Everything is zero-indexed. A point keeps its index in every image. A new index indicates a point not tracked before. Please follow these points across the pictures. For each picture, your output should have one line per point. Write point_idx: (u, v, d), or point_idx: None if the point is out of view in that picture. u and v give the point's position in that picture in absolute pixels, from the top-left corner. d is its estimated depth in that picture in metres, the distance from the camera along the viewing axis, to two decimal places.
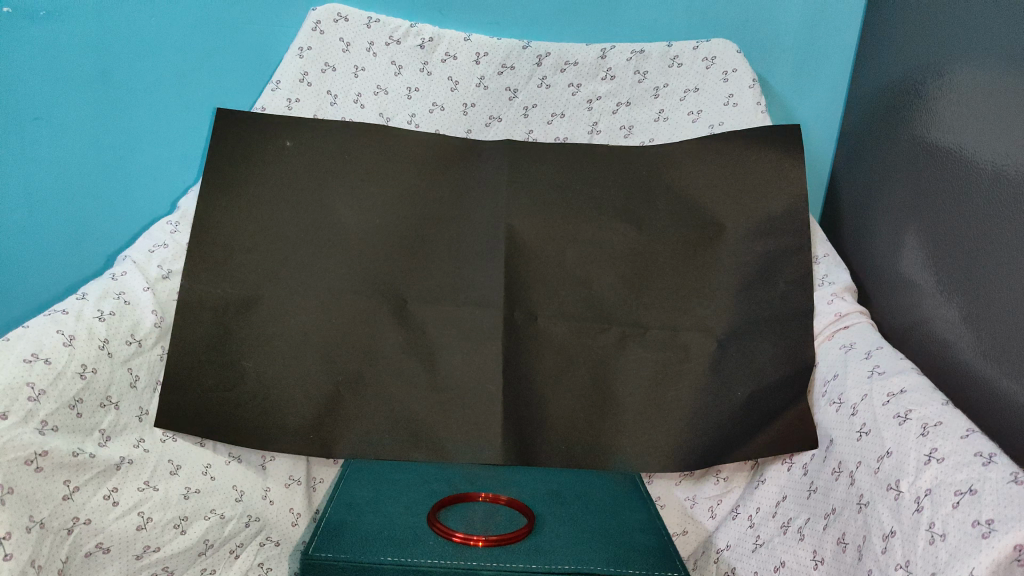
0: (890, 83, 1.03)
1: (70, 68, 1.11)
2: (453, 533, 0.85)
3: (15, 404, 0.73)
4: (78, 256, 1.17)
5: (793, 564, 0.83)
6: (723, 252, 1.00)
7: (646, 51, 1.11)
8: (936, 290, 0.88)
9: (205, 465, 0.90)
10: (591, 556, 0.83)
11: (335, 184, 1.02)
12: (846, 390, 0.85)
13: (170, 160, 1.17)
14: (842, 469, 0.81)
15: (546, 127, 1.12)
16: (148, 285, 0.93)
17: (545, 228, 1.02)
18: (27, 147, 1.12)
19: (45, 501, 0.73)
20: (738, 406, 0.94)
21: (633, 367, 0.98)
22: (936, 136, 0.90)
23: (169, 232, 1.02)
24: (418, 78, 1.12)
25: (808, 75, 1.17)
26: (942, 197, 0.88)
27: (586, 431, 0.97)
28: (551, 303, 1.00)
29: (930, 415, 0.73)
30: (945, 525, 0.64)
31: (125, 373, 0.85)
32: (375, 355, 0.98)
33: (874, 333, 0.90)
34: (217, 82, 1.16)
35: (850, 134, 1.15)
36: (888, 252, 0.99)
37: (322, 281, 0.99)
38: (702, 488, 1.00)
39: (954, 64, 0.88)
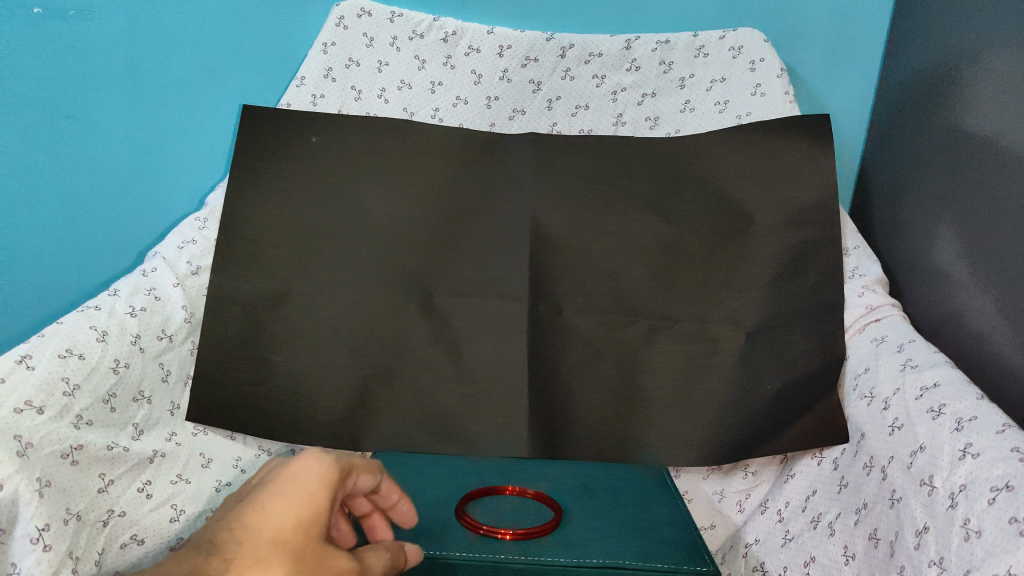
0: (924, 67, 1.01)
1: (102, 66, 1.12)
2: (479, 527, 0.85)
3: (52, 399, 0.75)
4: (111, 252, 1.18)
5: (823, 559, 0.82)
6: (752, 243, 0.98)
7: (671, 41, 1.10)
8: (971, 281, 0.86)
9: (235, 459, 0.94)
10: (619, 549, 0.83)
11: (362, 178, 1.02)
12: (878, 384, 0.84)
13: (200, 155, 1.18)
14: (874, 464, 0.80)
15: (570, 120, 1.12)
16: (178, 281, 0.95)
17: (570, 221, 1.01)
18: (59, 145, 1.13)
19: (82, 494, 0.75)
20: (767, 400, 0.93)
21: (661, 360, 0.97)
22: (972, 123, 0.87)
23: (198, 229, 1.03)
24: (441, 72, 1.12)
25: (839, 62, 1.15)
26: (978, 186, 0.86)
27: (614, 424, 0.97)
28: (578, 296, 0.99)
29: (964, 409, 0.72)
30: (980, 522, 0.63)
31: (157, 368, 0.89)
32: (403, 349, 0.98)
33: (906, 325, 0.89)
34: (246, 78, 1.17)
35: (882, 121, 1.13)
36: (921, 242, 0.97)
37: (351, 275, 0.99)
38: (731, 482, 0.99)
39: (990, 48, 0.85)
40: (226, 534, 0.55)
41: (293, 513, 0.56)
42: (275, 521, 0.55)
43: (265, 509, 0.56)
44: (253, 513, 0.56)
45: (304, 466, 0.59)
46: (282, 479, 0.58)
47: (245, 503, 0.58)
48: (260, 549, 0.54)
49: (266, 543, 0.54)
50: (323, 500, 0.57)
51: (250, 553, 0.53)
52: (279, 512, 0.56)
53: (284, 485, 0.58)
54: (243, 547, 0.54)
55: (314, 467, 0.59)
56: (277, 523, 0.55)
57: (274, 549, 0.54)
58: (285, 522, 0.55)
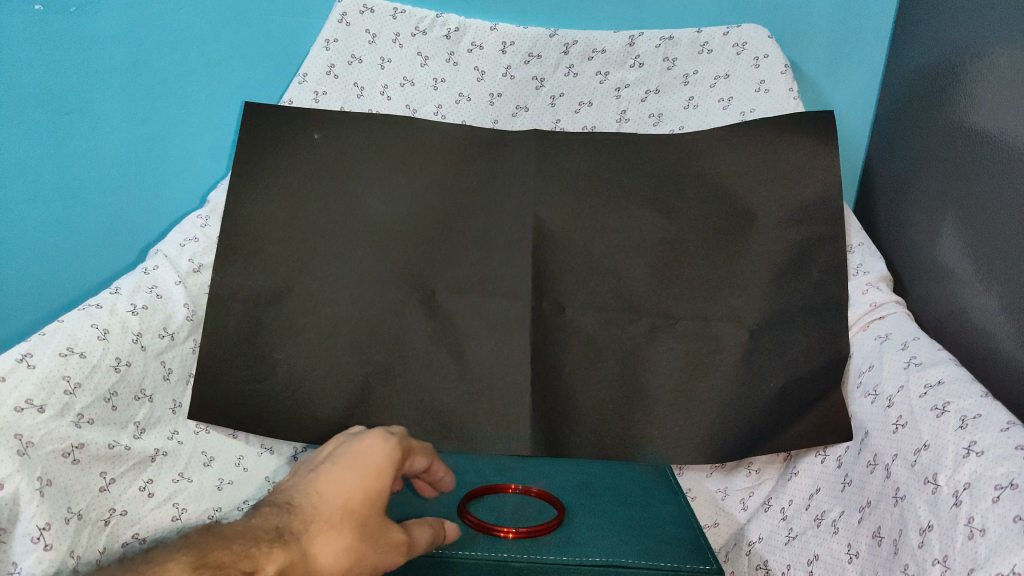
0: (927, 65, 1.01)
1: (104, 63, 1.12)
2: (475, 521, 0.85)
3: (52, 397, 0.76)
4: (112, 250, 1.18)
5: (826, 557, 0.82)
6: (755, 241, 0.98)
7: (675, 37, 1.10)
8: (975, 278, 0.86)
9: (238, 457, 0.94)
10: (622, 548, 0.83)
11: (364, 175, 1.01)
12: (881, 382, 0.84)
13: (200, 152, 1.18)
14: (877, 462, 0.80)
15: (574, 116, 1.11)
16: (179, 279, 0.95)
17: (572, 218, 1.01)
18: (59, 142, 1.13)
19: (83, 492, 0.76)
20: (770, 398, 0.93)
21: (663, 357, 0.97)
22: (976, 120, 0.87)
23: (200, 226, 1.03)
24: (444, 69, 1.12)
25: (843, 59, 1.14)
26: (982, 183, 0.85)
27: (617, 422, 0.96)
28: (580, 293, 0.99)
29: (969, 407, 0.72)
30: (984, 520, 0.63)
31: (158, 366, 0.89)
32: (404, 347, 0.98)
33: (910, 323, 0.89)
34: (246, 74, 1.16)
35: (886, 118, 1.13)
36: (925, 240, 0.97)
37: (352, 272, 0.98)
38: (734, 480, 0.99)
39: (993, 45, 0.85)
40: (302, 498, 0.60)
41: (363, 485, 0.62)
42: (346, 490, 0.61)
43: (337, 477, 0.62)
44: (329, 479, 0.62)
45: (371, 443, 0.66)
46: (351, 453, 0.65)
47: (317, 471, 0.63)
48: (333, 516, 0.59)
49: (337, 510, 0.59)
50: (387, 476, 0.64)
51: (325, 518, 0.58)
52: (352, 483, 0.62)
53: (353, 459, 0.64)
54: (317, 511, 0.59)
55: (381, 446, 0.65)
56: (348, 492, 0.61)
57: (346, 517, 0.59)
58: (353, 492, 0.61)
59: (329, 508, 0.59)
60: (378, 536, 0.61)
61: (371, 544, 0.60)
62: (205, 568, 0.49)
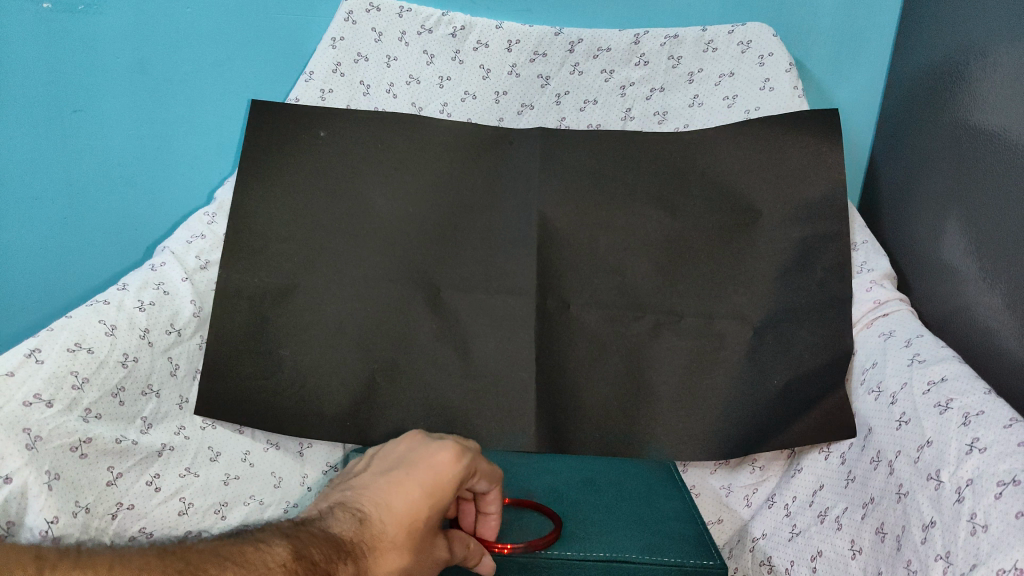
0: (932, 63, 1.01)
1: (111, 61, 1.12)
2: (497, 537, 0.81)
3: (60, 392, 0.78)
4: (119, 246, 1.19)
5: (829, 553, 0.82)
6: (760, 238, 0.98)
7: (680, 35, 1.10)
8: (979, 277, 0.86)
9: (244, 452, 0.94)
10: (625, 543, 0.84)
11: (369, 173, 1.01)
12: (884, 378, 0.85)
13: (206, 150, 1.18)
14: (881, 458, 0.80)
15: (578, 114, 1.12)
16: (186, 275, 0.96)
17: (578, 216, 1.01)
18: (67, 139, 1.14)
19: (90, 487, 0.78)
20: (773, 395, 0.93)
21: (667, 355, 0.97)
22: (980, 118, 0.87)
23: (207, 223, 1.04)
24: (450, 67, 1.12)
25: (848, 57, 1.14)
26: (986, 182, 0.86)
27: (621, 419, 0.97)
28: (585, 290, 1.00)
29: (972, 404, 0.72)
30: (987, 516, 0.64)
31: (165, 362, 0.90)
32: (409, 344, 0.98)
33: (914, 322, 0.90)
34: (254, 72, 1.16)
35: (891, 115, 1.13)
36: (930, 237, 0.97)
37: (357, 270, 0.99)
38: (738, 476, 0.99)
39: (998, 43, 0.85)
40: (372, 510, 0.61)
41: (427, 504, 0.62)
42: (412, 508, 0.62)
43: (407, 490, 0.63)
44: (398, 490, 0.62)
45: (443, 457, 0.65)
46: (420, 466, 0.65)
47: (387, 477, 0.64)
48: (396, 535, 0.60)
49: (402, 529, 0.60)
50: (449, 498, 0.64)
51: (389, 535, 0.60)
52: (419, 500, 0.62)
53: (423, 474, 0.64)
54: (384, 528, 0.60)
55: (450, 464, 0.65)
56: (412, 512, 0.61)
57: (406, 536, 0.60)
58: (418, 511, 0.62)
59: (394, 522, 0.60)
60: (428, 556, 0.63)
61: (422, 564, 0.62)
62: (302, 560, 0.54)
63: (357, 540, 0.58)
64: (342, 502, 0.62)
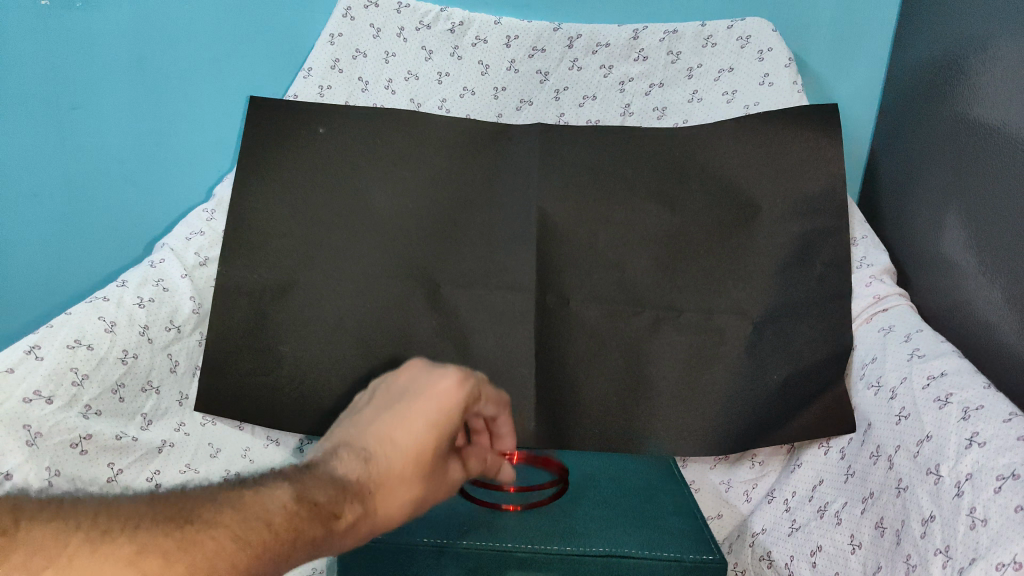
0: (932, 57, 1.00)
1: (109, 57, 1.12)
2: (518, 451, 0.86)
3: (60, 388, 0.78)
4: (119, 243, 1.20)
5: (829, 548, 0.82)
6: (759, 233, 0.97)
7: (679, 30, 1.09)
8: (979, 271, 0.86)
9: (244, 449, 0.97)
10: (625, 538, 0.85)
11: (368, 169, 1.01)
12: (884, 373, 0.85)
13: (205, 146, 1.17)
14: (881, 453, 0.81)
15: (577, 110, 1.12)
16: (185, 272, 0.97)
17: (578, 211, 1.00)
18: (64, 134, 1.14)
19: (90, 484, 0.80)
20: (772, 390, 0.93)
21: (667, 350, 0.97)
22: (980, 112, 0.87)
23: (206, 219, 1.04)
24: (448, 63, 1.12)
25: (847, 51, 1.14)
26: (986, 176, 0.85)
27: (620, 414, 0.97)
28: (584, 286, 0.99)
29: (971, 398, 0.72)
30: (986, 510, 0.64)
31: (164, 359, 0.91)
32: (409, 340, 0.98)
33: (914, 316, 0.89)
34: (251, 68, 1.15)
35: (891, 109, 1.12)
36: (930, 231, 0.96)
37: (356, 266, 0.99)
38: (738, 471, 0.99)
39: (998, 36, 0.84)
40: (376, 445, 0.58)
41: (433, 437, 0.60)
42: (418, 442, 0.59)
43: (410, 424, 0.60)
44: (404, 423, 0.60)
45: (445, 386, 0.63)
46: (423, 394, 0.63)
47: (390, 413, 0.62)
48: (403, 471, 0.58)
49: (408, 463, 0.59)
50: (455, 423, 0.62)
51: (397, 471, 0.58)
52: (424, 432, 0.60)
53: (427, 405, 0.62)
54: (390, 463, 0.58)
55: (454, 393, 0.63)
56: (418, 446, 0.59)
57: (413, 471, 0.59)
58: (423, 445, 0.60)
59: (402, 454, 0.58)
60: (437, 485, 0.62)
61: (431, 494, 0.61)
62: (305, 502, 0.52)
63: (365, 480, 0.56)
64: (345, 441, 0.60)
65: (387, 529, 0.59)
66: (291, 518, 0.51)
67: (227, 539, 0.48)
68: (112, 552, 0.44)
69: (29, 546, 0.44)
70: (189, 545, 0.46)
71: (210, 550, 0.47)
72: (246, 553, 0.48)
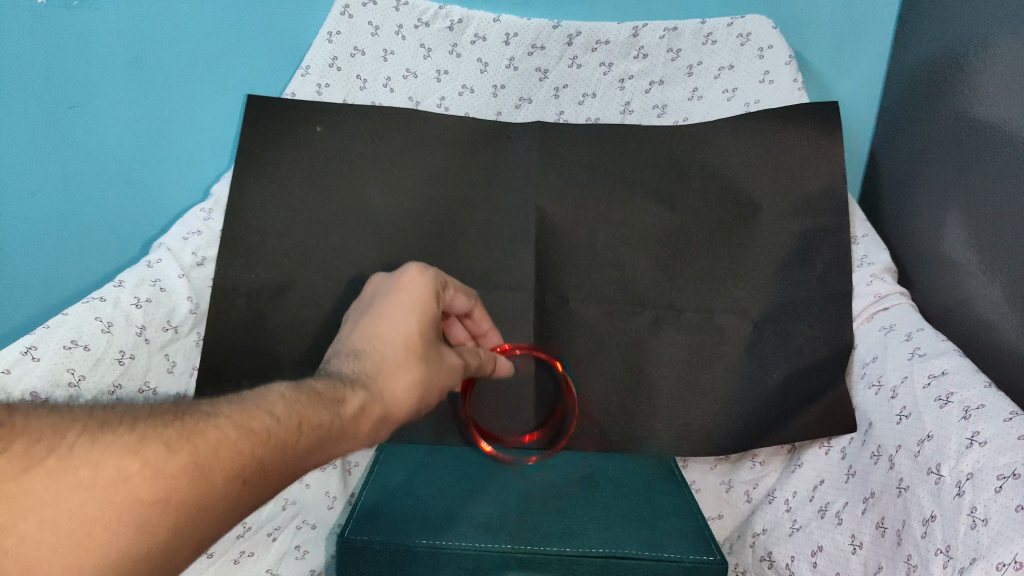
0: (932, 55, 1.00)
1: (108, 56, 1.12)
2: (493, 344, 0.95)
3: (58, 389, 0.79)
4: (115, 244, 1.18)
5: (830, 548, 0.82)
6: (759, 233, 0.97)
7: (679, 28, 1.09)
8: (980, 269, 0.85)
9: None
10: (625, 538, 0.84)
11: (366, 168, 1.00)
12: (885, 372, 0.85)
13: (203, 145, 1.17)
14: (881, 453, 0.80)
15: (577, 108, 1.11)
16: (182, 271, 0.95)
17: (577, 210, 1.00)
18: (62, 135, 1.13)
19: None
20: (773, 389, 0.93)
21: (667, 350, 0.97)
22: (981, 110, 0.87)
23: (203, 219, 1.03)
24: (447, 61, 1.11)
25: (846, 50, 1.14)
26: (987, 174, 0.85)
27: (620, 414, 0.96)
28: (584, 285, 0.99)
29: (972, 397, 0.72)
30: (987, 510, 0.64)
31: (162, 359, 0.90)
32: None
33: (914, 315, 0.89)
34: (250, 67, 1.15)
35: (891, 107, 1.12)
36: (930, 230, 0.96)
37: (355, 266, 0.98)
38: (739, 471, 0.98)
39: (998, 34, 0.84)
40: (369, 344, 0.69)
41: (414, 322, 0.71)
42: (401, 332, 0.70)
43: (391, 319, 0.71)
44: (384, 322, 0.71)
45: (412, 278, 0.76)
46: (398, 291, 0.75)
47: (372, 318, 0.72)
48: (398, 355, 0.68)
49: (400, 349, 0.69)
50: (433, 307, 0.74)
51: (390, 358, 0.68)
52: (405, 321, 0.71)
53: (401, 299, 0.73)
54: (384, 353, 0.68)
55: (419, 281, 0.75)
56: (404, 334, 0.70)
57: (406, 354, 0.69)
58: (407, 332, 0.70)
59: (391, 345, 0.69)
60: (435, 366, 0.71)
61: (432, 376, 0.70)
62: (306, 391, 0.60)
63: (364, 372, 0.66)
64: (346, 344, 0.71)
65: (403, 412, 0.68)
66: (291, 404, 0.57)
67: (230, 431, 0.52)
68: (113, 443, 0.46)
69: (30, 436, 0.45)
70: (193, 434, 0.50)
71: (213, 440, 0.50)
72: (250, 441, 0.52)
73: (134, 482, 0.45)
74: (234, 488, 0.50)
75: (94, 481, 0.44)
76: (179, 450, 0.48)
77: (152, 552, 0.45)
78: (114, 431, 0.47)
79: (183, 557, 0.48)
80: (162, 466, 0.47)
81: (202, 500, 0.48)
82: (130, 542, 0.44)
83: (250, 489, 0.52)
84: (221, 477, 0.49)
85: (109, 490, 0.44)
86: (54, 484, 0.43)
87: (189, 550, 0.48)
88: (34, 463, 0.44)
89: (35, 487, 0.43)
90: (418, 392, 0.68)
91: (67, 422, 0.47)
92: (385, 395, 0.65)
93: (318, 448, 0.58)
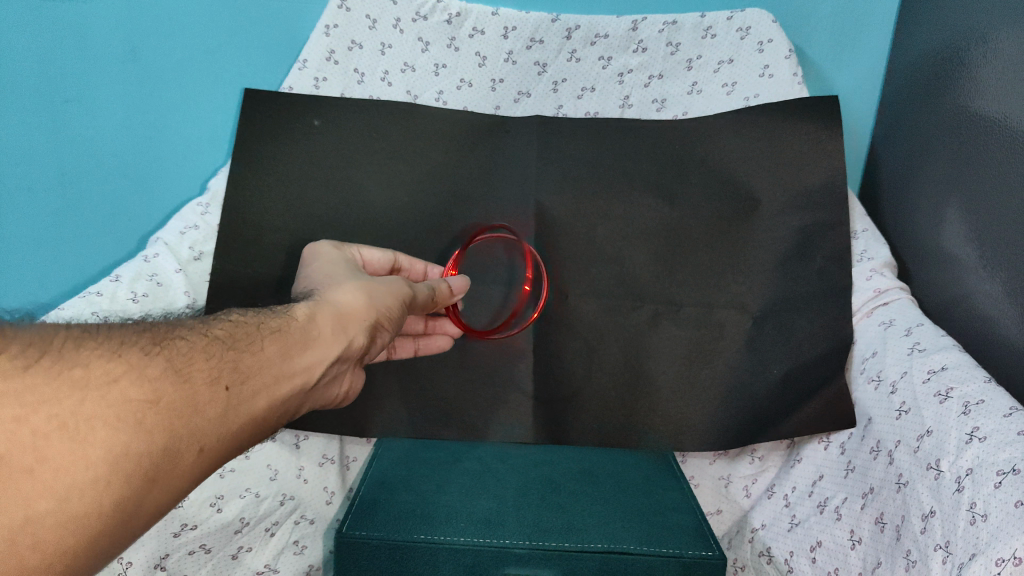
0: (934, 49, 0.99)
1: (101, 50, 1.12)
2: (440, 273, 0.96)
3: None
4: (112, 236, 1.17)
5: (829, 543, 0.82)
6: (758, 227, 0.96)
7: (679, 21, 1.09)
8: (980, 264, 0.85)
9: None
10: (624, 534, 0.84)
11: (364, 162, 1.00)
12: (885, 367, 0.85)
13: (200, 138, 1.16)
14: (880, 448, 0.80)
15: (576, 102, 1.11)
16: (179, 267, 0.98)
17: (575, 205, 0.99)
18: (57, 129, 1.13)
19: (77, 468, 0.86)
20: (772, 385, 0.93)
21: (666, 345, 0.97)
22: (981, 105, 0.86)
23: (200, 213, 1.03)
24: (445, 54, 1.10)
25: (846, 45, 1.13)
26: (987, 169, 0.85)
27: (619, 410, 0.96)
28: (582, 281, 0.98)
29: (971, 393, 0.72)
30: (987, 505, 0.64)
31: None
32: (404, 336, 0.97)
33: (914, 310, 0.89)
34: (246, 60, 1.14)
35: (890, 103, 1.12)
36: (931, 224, 0.96)
37: None
38: (738, 466, 0.98)
39: (1000, 28, 0.83)
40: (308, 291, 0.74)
41: (328, 266, 0.79)
42: (323, 274, 0.77)
43: (312, 272, 0.79)
44: (308, 277, 0.78)
45: (316, 248, 0.85)
46: (303, 265, 0.83)
47: (299, 284, 0.79)
48: (331, 281, 0.74)
49: (328, 280, 0.75)
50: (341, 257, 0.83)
51: (325, 285, 0.73)
52: (320, 269, 0.79)
53: (311, 264, 0.82)
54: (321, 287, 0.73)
55: (321, 248, 0.84)
56: (326, 274, 0.77)
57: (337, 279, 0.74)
58: (327, 273, 0.77)
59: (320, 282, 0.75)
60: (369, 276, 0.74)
61: (375, 281, 0.73)
62: (256, 312, 0.64)
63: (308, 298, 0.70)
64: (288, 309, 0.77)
65: (366, 312, 0.70)
66: (244, 320, 0.62)
67: (197, 341, 0.57)
68: (99, 346, 0.52)
69: (23, 339, 0.49)
70: (166, 343, 0.55)
71: (183, 349, 0.56)
72: (217, 347, 0.58)
73: (123, 384, 0.50)
74: (218, 391, 0.55)
75: (88, 380, 0.50)
76: (153, 357, 0.53)
77: (150, 450, 0.50)
78: (96, 339, 0.52)
79: (186, 459, 0.53)
80: (145, 368, 0.52)
81: (189, 405, 0.53)
82: (129, 440, 0.49)
83: (239, 392, 0.57)
84: (199, 383, 0.54)
85: (101, 390, 0.50)
86: (53, 381, 0.48)
87: (193, 454, 0.53)
88: (32, 362, 0.48)
89: (36, 382, 0.48)
90: (366, 292, 0.71)
91: (50, 329, 0.51)
92: (333, 301, 0.69)
93: (287, 350, 0.61)
